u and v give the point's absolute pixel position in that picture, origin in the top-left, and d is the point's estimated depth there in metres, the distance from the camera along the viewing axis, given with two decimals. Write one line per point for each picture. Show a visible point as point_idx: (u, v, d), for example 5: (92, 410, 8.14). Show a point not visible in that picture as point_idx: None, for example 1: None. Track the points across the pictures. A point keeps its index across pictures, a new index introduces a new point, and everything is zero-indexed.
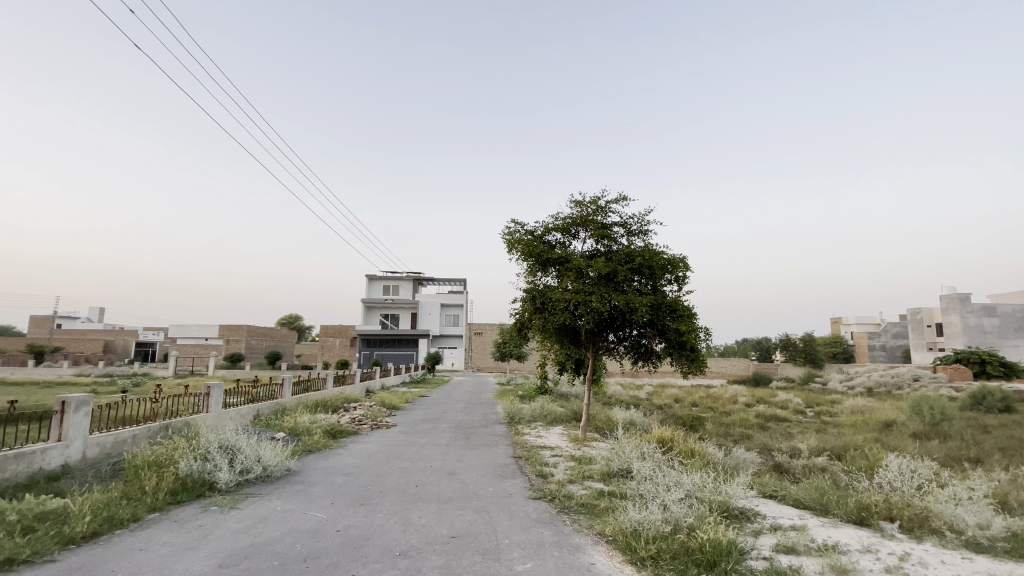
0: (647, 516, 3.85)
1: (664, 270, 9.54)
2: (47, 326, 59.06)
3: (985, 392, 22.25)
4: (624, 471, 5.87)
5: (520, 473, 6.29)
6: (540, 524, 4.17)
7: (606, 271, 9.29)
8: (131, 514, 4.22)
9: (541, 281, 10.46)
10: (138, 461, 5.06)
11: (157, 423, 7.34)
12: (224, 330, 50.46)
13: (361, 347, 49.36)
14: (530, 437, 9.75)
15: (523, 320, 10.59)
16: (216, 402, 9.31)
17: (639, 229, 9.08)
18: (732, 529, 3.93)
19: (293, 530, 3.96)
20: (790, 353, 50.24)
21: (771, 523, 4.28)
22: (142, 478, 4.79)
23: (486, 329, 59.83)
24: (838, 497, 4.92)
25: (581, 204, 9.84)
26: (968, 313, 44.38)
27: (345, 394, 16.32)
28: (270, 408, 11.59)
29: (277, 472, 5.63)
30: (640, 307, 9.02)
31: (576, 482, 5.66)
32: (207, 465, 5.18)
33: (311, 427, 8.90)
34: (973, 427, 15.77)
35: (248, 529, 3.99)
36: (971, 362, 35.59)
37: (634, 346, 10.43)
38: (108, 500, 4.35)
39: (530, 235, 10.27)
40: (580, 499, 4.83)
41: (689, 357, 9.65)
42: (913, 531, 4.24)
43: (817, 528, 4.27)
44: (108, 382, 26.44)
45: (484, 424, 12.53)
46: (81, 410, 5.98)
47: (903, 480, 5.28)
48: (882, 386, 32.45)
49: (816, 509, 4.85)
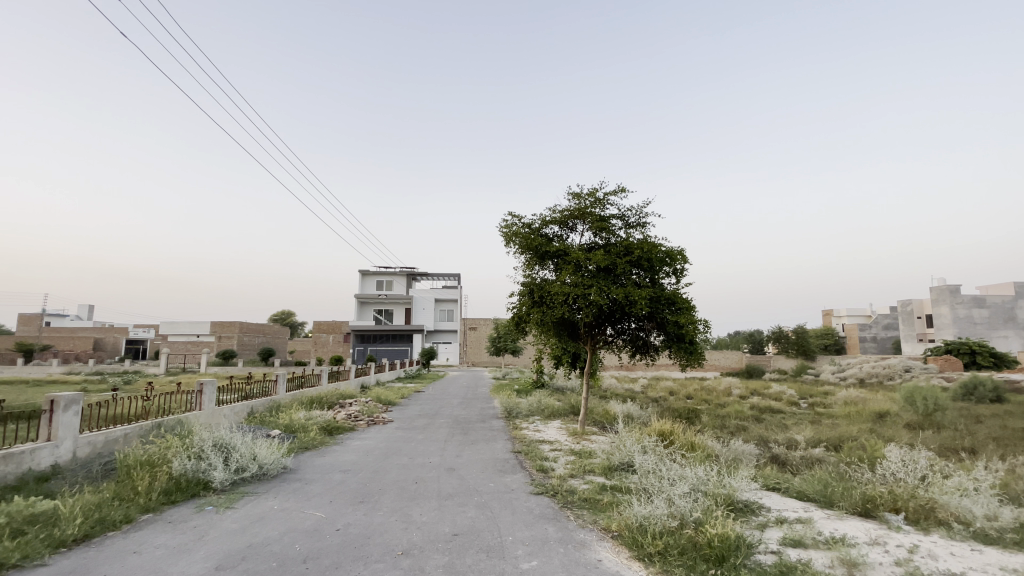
0: (653, 511, 3.78)
1: (663, 262, 9.48)
2: (34, 324, 58.06)
3: (975, 383, 22.49)
4: (626, 466, 5.81)
5: (520, 468, 6.22)
6: (544, 520, 4.10)
7: (605, 264, 9.21)
8: (125, 515, 4.11)
9: (538, 275, 10.37)
10: (129, 462, 4.93)
11: (149, 421, 7.20)
12: (215, 326, 49.98)
13: (354, 342, 49.05)
14: (529, 432, 9.68)
15: (521, 314, 10.49)
16: (209, 400, 9.15)
17: (637, 221, 9.00)
18: (738, 522, 3.89)
19: (290, 530, 3.86)
20: (782, 346, 50.55)
21: (777, 516, 4.24)
22: (134, 478, 4.67)
23: (480, 324, 59.69)
24: (842, 489, 4.90)
25: (579, 196, 9.74)
26: (958, 304, 44.89)
27: (339, 390, 16.16)
28: (264, 405, 11.43)
29: (273, 470, 5.51)
30: (639, 301, 8.95)
31: (578, 477, 5.61)
32: (201, 464, 5.05)
33: (306, 424, 8.77)
34: (964, 417, 15.95)
35: (245, 529, 3.89)
36: (961, 353, 35.96)
37: (633, 340, 10.38)
38: (99, 501, 4.23)
39: (527, 228, 10.16)
40: (582, 494, 4.76)
41: (688, 350, 9.61)
42: (921, 523, 4.22)
43: (823, 521, 4.23)
44: (96, 381, 25.99)
45: (481, 419, 12.45)
46: (71, 409, 5.84)
47: (906, 471, 5.26)
48: (874, 376, 32.72)
49: (821, 502, 4.81)
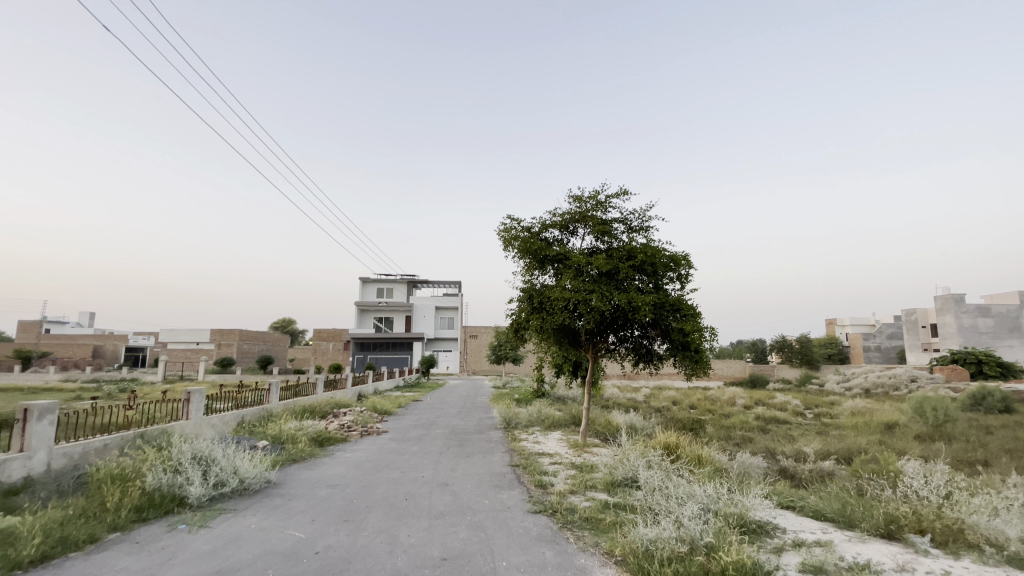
0: (659, 533, 3.47)
1: (667, 268, 9.21)
2: (33, 331, 57.71)
3: (984, 392, 22.09)
4: (631, 481, 5.48)
5: (517, 483, 5.90)
6: (541, 543, 3.79)
7: (607, 268, 8.92)
8: (89, 535, 3.80)
9: (537, 280, 10.10)
10: (101, 475, 4.62)
11: (131, 431, 6.89)
12: (215, 334, 49.70)
13: (354, 350, 48.67)
14: (528, 444, 9.35)
15: (520, 321, 10.21)
16: (197, 409, 8.84)
17: (640, 224, 8.72)
18: (752, 545, 3.58)
19: (265, 553, 3.55)
20: (786, 355, 50.08)
21: (794, 539, 3.91)
22: (103, 493, 4.36)
23: (481, 333, 59.36)
24: (862, 508, 4.57)
25: (580, 199, 9.49)
26: (963, 314, 44.46)
27: (335, 399, 15.81)
28: (255, 414, 11.11)
29: (255, 485, 5.20)
30: (642, 306, 8.63)
31: (578, 493, 5.30)
32: (178, 478, 4.75)
33: (295, 435, 8.45)
34: (976, 428, 15.56)
35: (217, 552, 3.58)
36: (967, 362, 35.48)
37: (636, 348, 10.07)
38: (63, 519, 3.91)
39: (527, 231, 9.89)
40: (583, 512, 4.44)
41: (693, 359, 9.27)
42: (950, 545, 3.89)
43: (844, 544, 3.90)
44: (92, 389, 25.62)
45: (479, 430, 12.10)
46: (46, 418, 5.54)
47: (930, 488, 4.92)
48: (880, 386, 32.21)
49: (841, 523, 4.48)
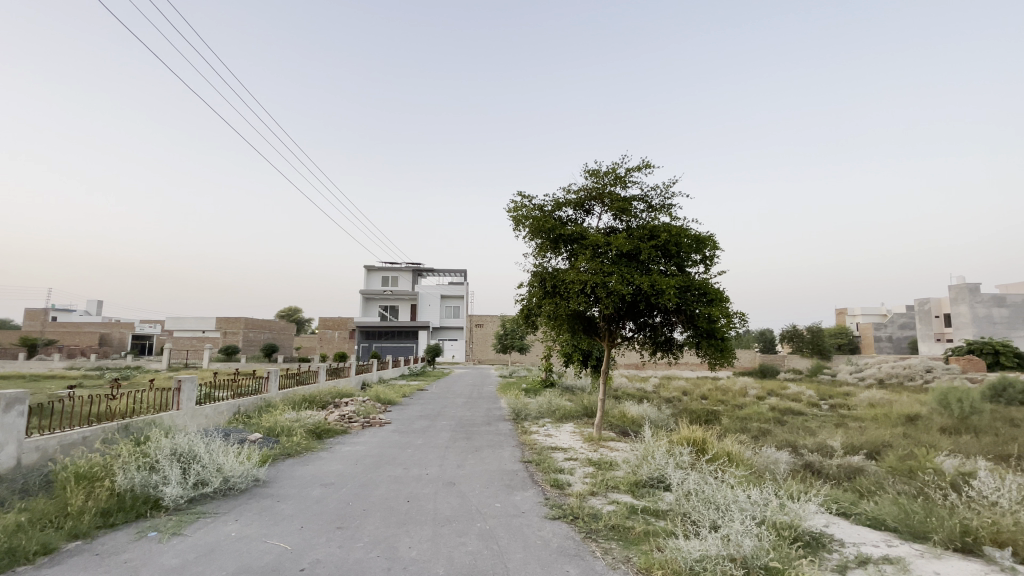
0: (706, 550, 2.95)
1: (690, 249, 8.60)
2: (39, 318, 57.38)
3: (1004, 383, 21.36)
4: (657, 482, 4.95)
5: (531, 483, 5.37)
6: (564, 558, 3.25)
7: (627, 249, 8.32)
8: (44, 544, 3.29)
9: (550, 263, 9.53)
10: (66, 473, 4.13)
11: (113, 424, 6.41)
12: (220, 322, 49.35)
13: (359, 339, 48.35)
14: (539, 436, 8.86)
15: (531, 306, 9.67)
16: (188, 399, 8.38)
17: (663, 201, 8.10)
18: (813, 563, 3.05)
19: (242, 569, 3.03)
20: (796, 345, 49.34)
21: (858, 554, 3.36)
22: (66, 495, 3.87)
23: (487, 321, 59.30)
24: (929, 516, 3.99)
25: (597, 175, 8.87)
26: (978, 303, 43.39)
27: (337, 388, 15.35)
28: (252, 404, 10.65)
29: (241, 484, 4.71)
30: (666, 290, 8.03)
31: (600, 495, 4.77)
32: (153, 477, 4.26)
33: (291, 426, 7.95)
34: (1002, 420, 14.94)
35: (186, 568, 3.07)
36: (984, 353, 34.57)
37: (654, 336, 9.47)
38: (13, 527, 3.40)
39: (540, 210, 9.30)
40: (608, 519, 3.90)
41: (717, 347, 8.69)
42: None
43: (917, 560, 3.35)
44: (94, 377, 25.35)
45: (487, 421, 11.64)
46: (15, 409, 5.06)
47: (1000, 493, 4.31)
48: (894, 376, 31.43)
49: (906, 534, 3.94)
